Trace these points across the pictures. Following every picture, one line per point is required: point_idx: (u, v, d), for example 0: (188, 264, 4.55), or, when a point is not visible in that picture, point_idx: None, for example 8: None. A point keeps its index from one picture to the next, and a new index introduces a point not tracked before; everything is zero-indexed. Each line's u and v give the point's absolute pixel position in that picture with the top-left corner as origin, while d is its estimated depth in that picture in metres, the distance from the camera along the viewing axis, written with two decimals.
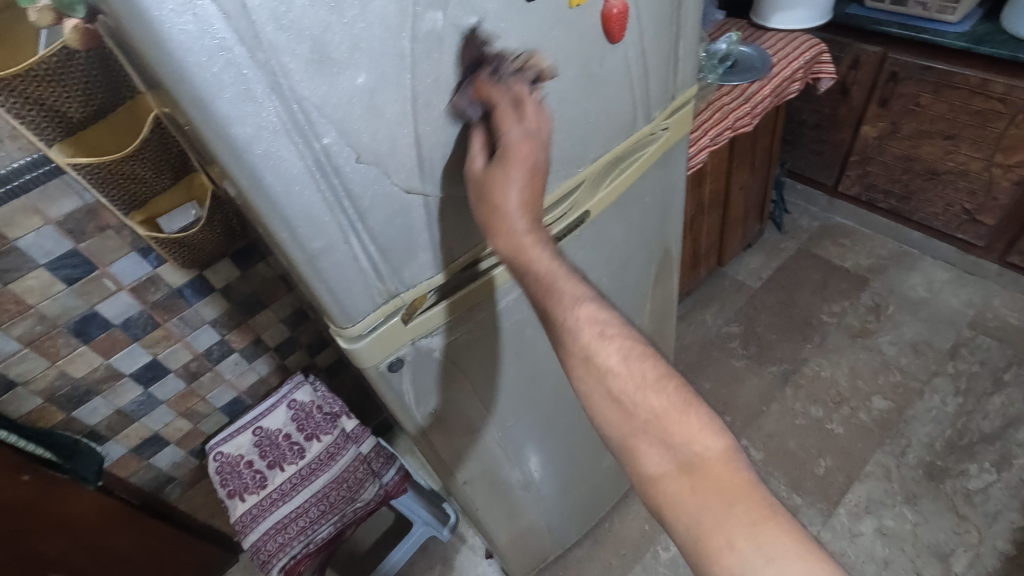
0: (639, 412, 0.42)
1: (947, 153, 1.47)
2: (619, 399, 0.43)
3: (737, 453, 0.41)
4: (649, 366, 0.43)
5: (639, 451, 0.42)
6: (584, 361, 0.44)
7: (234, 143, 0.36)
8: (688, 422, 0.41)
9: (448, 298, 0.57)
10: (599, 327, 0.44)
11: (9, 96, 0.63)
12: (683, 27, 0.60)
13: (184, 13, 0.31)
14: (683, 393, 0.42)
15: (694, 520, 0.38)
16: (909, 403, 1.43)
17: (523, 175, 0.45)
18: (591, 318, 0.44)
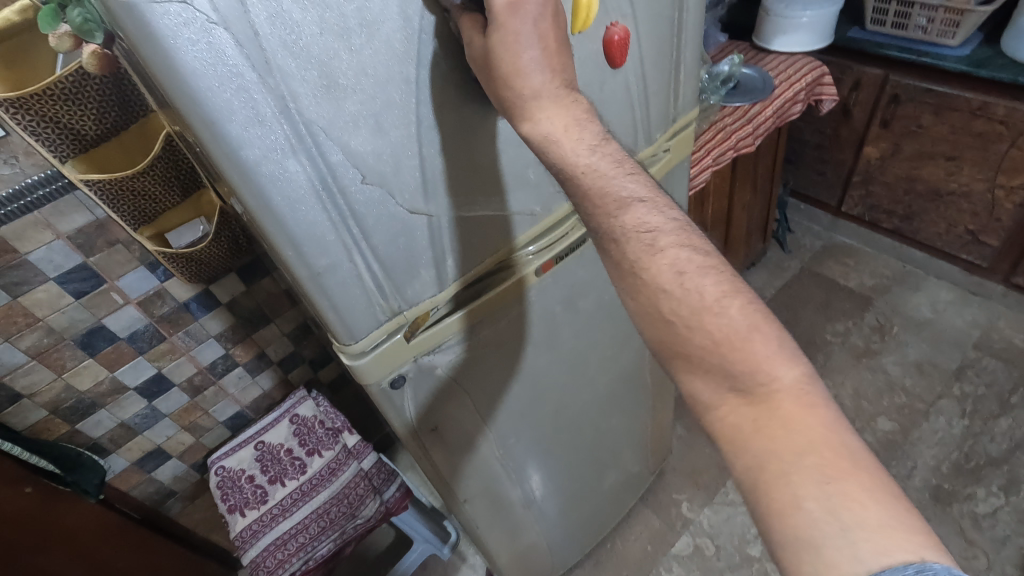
0: (695, 336, 0.37)
1: (949, 175, 1.47)
2: (671, 318, 0.38)
3: (810, 383, 0.36)
4: (711, 282, 0.38)
5: (697, 380, 0.38)
6: (634, 276, 0.40)
7: (243, 164, 0.37)
8: (756, 348, 0.36)
9: (451, 316, 0.58)
10: (650, 236, 0.40)
11: (26, 115, 0.65)
12: (683, 52, 0.61)
13: (199, 40, 0.32)
14: (753, 315, 0.37)
15: (761, 455, 0.34)
16: (914, 424, 1.42)
17: (531, 29, 0.39)
18: (640, 224, 0.40)
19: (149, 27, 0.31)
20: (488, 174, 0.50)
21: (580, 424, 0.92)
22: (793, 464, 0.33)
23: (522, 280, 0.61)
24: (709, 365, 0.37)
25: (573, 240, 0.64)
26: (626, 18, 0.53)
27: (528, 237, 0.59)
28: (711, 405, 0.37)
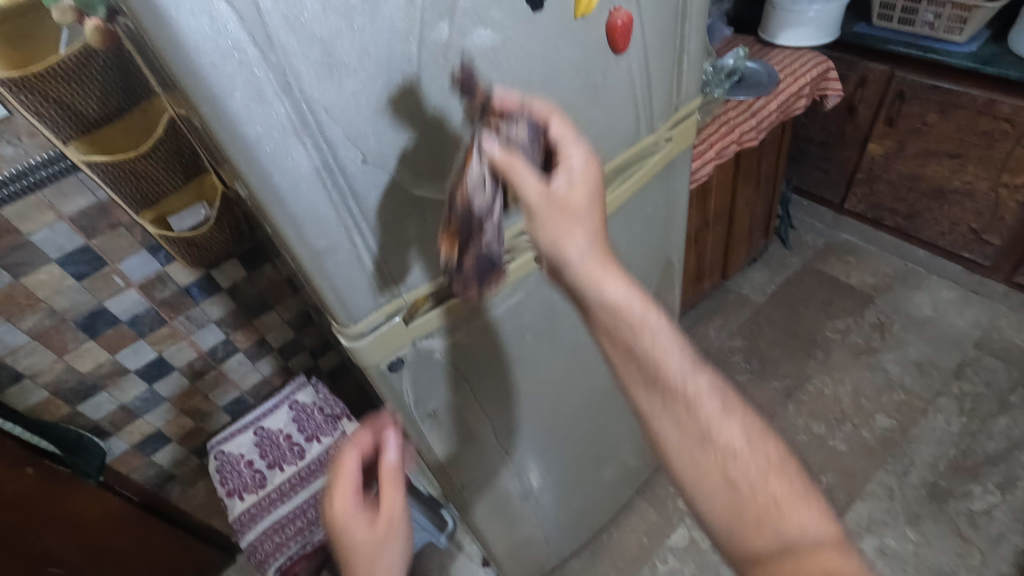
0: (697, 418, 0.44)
1: (954, 173, 1.47)
2: (688, 402, 0.45)
3: (792, 466, 0.44)
4: (705, 377, 0.46)
5: (698, 464, 0.44)
6: (640, 369, 0.46)
7: (244, 141, 0.37)
8: (734, 431, 0.44)
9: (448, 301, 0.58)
10: (658, 351, 0.46)
11: (28, 94, 0.65)
12: (687, 40, 0.61)
13: (200, 13, 0.32)
14: (751, 429, 0.44)
15: (762, 536, 0.41)
16: (912, 422, 1.42)
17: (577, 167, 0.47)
18: (661, 343, 0.46)
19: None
20: None
21: (579, 415, 0.92)
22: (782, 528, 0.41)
23: (520, 267, 0.61)
24: (706, 441, 0.44)
25: None
26: (629, 3, 0.52)
27: (527, 223, 0.59)
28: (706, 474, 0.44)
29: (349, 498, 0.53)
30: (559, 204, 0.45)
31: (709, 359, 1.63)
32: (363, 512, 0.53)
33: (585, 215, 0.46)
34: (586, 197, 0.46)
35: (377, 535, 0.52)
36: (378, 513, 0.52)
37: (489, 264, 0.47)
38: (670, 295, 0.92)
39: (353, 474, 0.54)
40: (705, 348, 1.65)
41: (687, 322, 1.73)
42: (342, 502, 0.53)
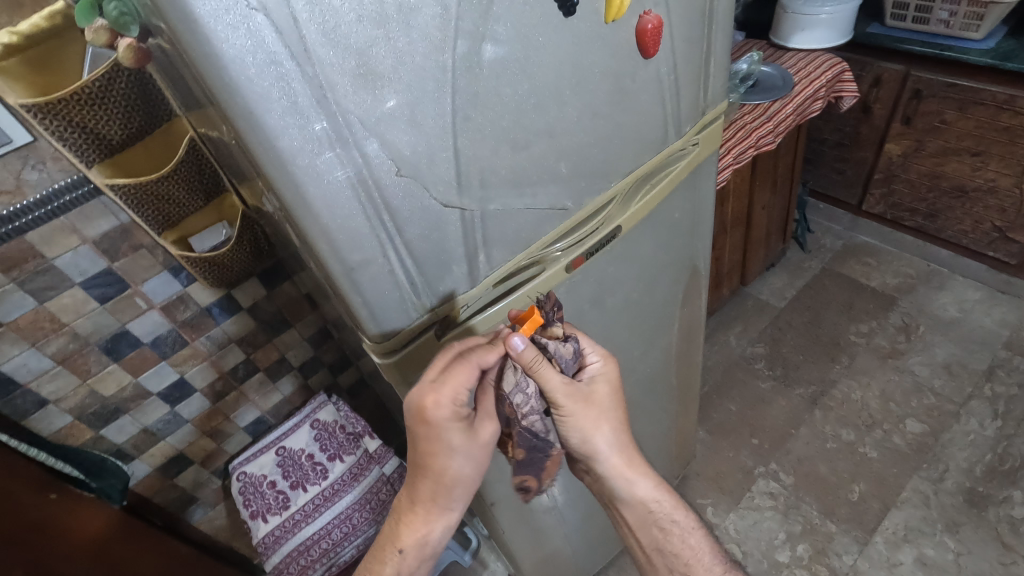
0: (673, 535, 0.66)
1: (975, 171, 1.45)
2: (664, 528, 0.66)
3: None
4: (676, 506, 0.67)
5: None
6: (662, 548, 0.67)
7: (281, 155, 0.36)
8: (700, 541, 0.67)
9: (477, 320, 0.56)
10: (654, 506, 0.66)
11: (52, 120, 0.65)
12: (714, 42, 0.60)
13: (238, 27, 0.31)
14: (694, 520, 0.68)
15: None
16: (945, 426, 1.39)
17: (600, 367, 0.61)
18: (652, 498, 0.66)
19: (189, 12, 0.30)
20: (525, 166, 0.50)
21: None
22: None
23: (556, 275, 0.60)
24: (678, 547, 0.66)
25: (601, 238, 0.63)
26: (659, 6, 0.52)
27: (563, 229, 0.58)
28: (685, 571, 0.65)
29: (443, 411, 0.52)
30: (586, 396, 0.60)
31: (730, 366, 1.60)
32: (465, 417, 0.54)
33: (606, 397, 0.61)
34: (607, 390, 0.61)
35: (475, 439, 0.55)
36: (480, 424, 0.55)
37: (542, 440, 0.61)
38: (696, 301, 0.90)
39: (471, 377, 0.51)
40: (726, 355, 1.63)
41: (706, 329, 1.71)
42: (443, 411, 0.52)
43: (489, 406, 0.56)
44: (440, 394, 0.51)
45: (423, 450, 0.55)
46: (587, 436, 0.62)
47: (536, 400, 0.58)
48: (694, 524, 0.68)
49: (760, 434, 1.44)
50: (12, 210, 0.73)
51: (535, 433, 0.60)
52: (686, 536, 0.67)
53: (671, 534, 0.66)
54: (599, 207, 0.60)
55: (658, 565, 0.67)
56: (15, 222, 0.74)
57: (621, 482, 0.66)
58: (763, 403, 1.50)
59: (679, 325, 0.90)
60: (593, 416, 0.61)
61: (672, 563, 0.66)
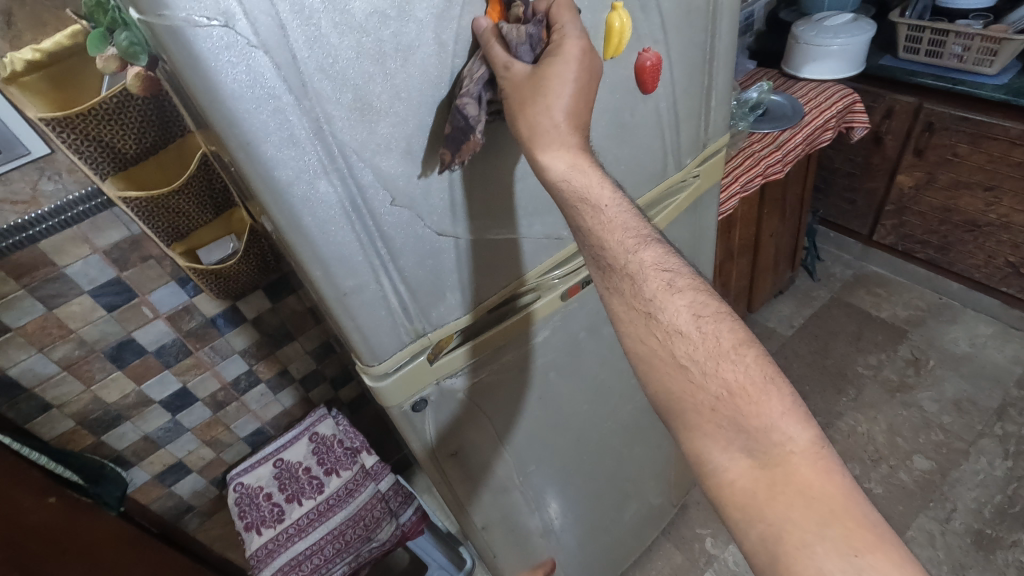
0: (709, 387, 0.38)
1: (987, 206, 1.43)
2: (684, 365, 0.40)
3: (826, 454, 0.36)
4: (726, 330, 0.40)
5: (706, 447, 0.38)
6: (650, 323, 0.41)
7: (276, 184, 0.37)
8: (772, 404, 0.37)
9: (470, 341, 0.57)
10: (668, 275, 0.42)
11: (70, 134, 0.67)
12: (716, 77, 0.61)
13: (238, 64, 0.32)
14: (767, 366, 0.38)
15: (781, 521, 0.34)
16: (953, 464, 1.36)
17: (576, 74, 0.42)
18: (658, 264, 0.42)
19: (191, 49, 0.31)
20: (522, 196, 0.51)
21: (603, 452, 0.90)
22: (784, 536, 0.34)
23: (551, 302, 0.61)
24: (711, 420, 0.38)
25: None
26: (658, 44, 0.53)
27: (559, 257, 0.59)
28: (720, 464, 0.37)
29: None
30: (537, 81, 0.40)
31: None
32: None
33: (566, 90, 0.41)
34: (574, 71, 0.41)
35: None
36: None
37: (467, 131, 0.41)
38: None
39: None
40: None
41: None
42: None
43: None
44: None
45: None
46: (537, 124, 0.41)
47: (482, 89, 0.41)
48: (715, 327, 0.40)
49: None
50: (26, 219, 0.75)
51: (465, 119, 0.40)
52: (727, 377, 0.38)
53: (701, 395, 0.39)
54: None
55: (656, 391, 0.41)
56: (28, 231, 0.76)
57: (612, 247, 0.43)
58: None
59: None
60: (554, 133, 0.41)
61: (715, 431, 0.38)
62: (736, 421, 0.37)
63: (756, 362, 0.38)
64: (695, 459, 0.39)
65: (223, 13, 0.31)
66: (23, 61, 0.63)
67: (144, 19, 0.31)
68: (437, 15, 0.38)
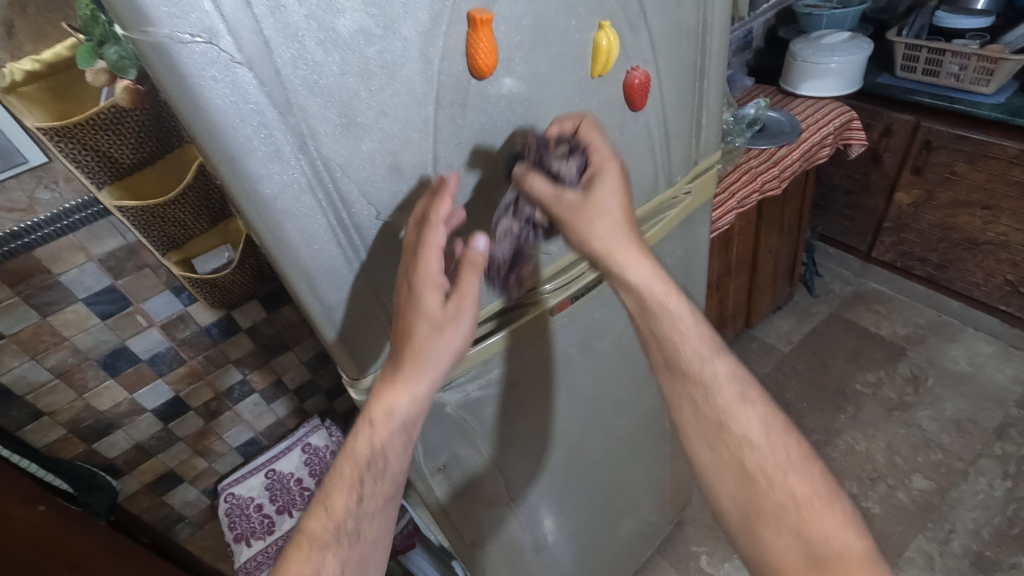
0: (774, 495, 0.44)
1: (986, 224, 1.43)
2: (752, 474, 0.45)
3: (882, 566, 0.41)
4: (794, 447, 0.46)
5: (765, 538, 0.43)
6: (720, 422, 0.48)
7: (261, 198, 0.37)
8: (832, 520, 0.42)
9: (505, 329, 0.59)
10: (740, 390, 0.49)
11: (68, 143, 0.67)
12: (706, 95, 0.61)
13: (222, 79, 0.33)
14: (827, 488, 0.44)
15: None
16: (952, 484, 1.34)
17: (616, 192, 0.50)
18: (732, 379, 0.49)
19: (176, 64, 0.31)
20: (510, 212, 0.51)
21: (597, 467, 0.90)
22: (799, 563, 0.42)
23: (539, 318, 0.61)
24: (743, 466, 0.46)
25: (589, 281, 0.63)
26: (647, 62, 0.53)
27: (546, 274, 0.60)
28: (779, 566, 0.42)
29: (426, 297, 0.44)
30: (585, 205, 0.49)
31: None
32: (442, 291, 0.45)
33: (614, 208, 0.50)
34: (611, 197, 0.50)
35: (448, 317, 0.46)
36: (460, 301, 0.46)
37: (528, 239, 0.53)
38: None
39: (437, 246, 0.43)
40: None
41: None
42: (423, 271, 0.43)
43: (471, 290, 0.46)
44: (418, 268, 0.43)
45: (398, 315, 0.45)
46: (590, 237, 0.50)
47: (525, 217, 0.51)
48: (771, 426, 0.47)
49: None
50: (22, 227, 0.76)
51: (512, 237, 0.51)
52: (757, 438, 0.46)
53: (765, 500, 0.44)
54: None
55: (720, 478, 0.47)
56: (24, 238, 0.76)
57: (677, 343, 0.51)
58: None
59: None
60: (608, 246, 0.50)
61: (775, 532, 0.43)
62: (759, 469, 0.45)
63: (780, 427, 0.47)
64: (753, 555, 0.44)
65: (207, 30, 0.31)
66: (23, 71, 0.64)
67: (128, 36, 0.31)
68: (423, 33, 0.38)
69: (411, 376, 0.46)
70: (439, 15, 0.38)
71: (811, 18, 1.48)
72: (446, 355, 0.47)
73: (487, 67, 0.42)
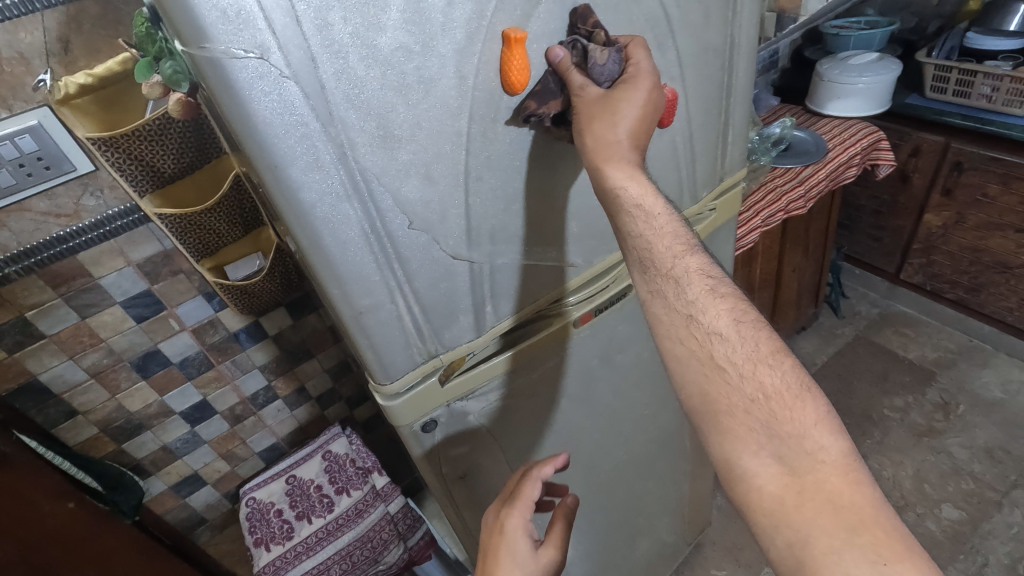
0: (745, 390, 0.39)
1: (1019, 248, 1.40)
2: None
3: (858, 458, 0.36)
4: (765, 340, 0.40)
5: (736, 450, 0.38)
6: None
7: (300, 205, 0.39)
8: (806, 411, 0.38)
9: (511, 350, 0.58)
10: None
11: (113, 152, 0.71)
12: (733, 112, 0.62)
13: (270, 92, 0.35)
14: (803, 375, 0.39)
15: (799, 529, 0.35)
16: (984, 515, 1.30)
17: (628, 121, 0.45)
18: None
19: (229, 77, 0.33)
20: (541, 224, 0.52)
21: (617, 482, 0.89)
22: (809, 548, 0.34)
23: (561, 329, 0.61)
24: (744, 424, 0.38)
25: (612, 295, 0.64)
26: (674, 80, 0.54)
27: (573, 285, 0.60)
28: (749, 475, 0.38)
29: (519, 521, 0.54)
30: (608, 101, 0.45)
31: None
32: (530, 536, 0.54)
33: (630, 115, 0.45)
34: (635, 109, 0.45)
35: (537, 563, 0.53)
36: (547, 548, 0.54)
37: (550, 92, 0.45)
38: None
39: (533, 501, 0.56)
40: None
41: None
42: (515, 515, 0.54)
43: (556, 536, 0.55)
44: (517, 516, 0.54)
45: (487, 563, 0.53)
46: (602, 138, 0.45)
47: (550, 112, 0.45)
48: None
49: None
50: (67, 232, 0.79)
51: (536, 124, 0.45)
52: None
53: (735, 396, 0.39)
54: (612, 265, 0.62)
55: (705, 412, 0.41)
56: (68, 242, 0.79)
57: None
58: None
59: None
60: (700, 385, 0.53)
61: (744, 435, 0.38)
62: (771, 426, 0.38)
63: (792, 370, 0.39)
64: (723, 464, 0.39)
65: (259, 46, 0.33)
66: (76, 84, 0.68)
67: (186, 50, 0.33)
68: (458, 50, 0.40)
69: None
70: (475, 33, 0.40)
71: (838, 38, 1.48)
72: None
73: (520, 83, 0.43)
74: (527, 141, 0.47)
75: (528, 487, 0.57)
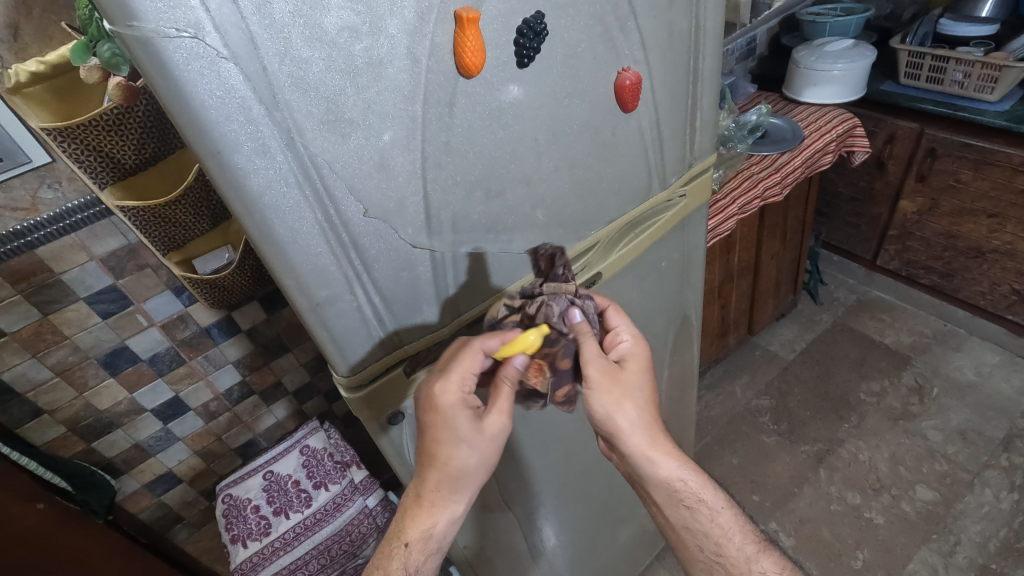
0: None
1: (991, 232, 1.42)
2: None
3: None
4: None
5: None
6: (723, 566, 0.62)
7: (248, 193, 0.37)
8: None
9: None
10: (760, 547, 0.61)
11: (71, 142, 0.67)
12: (700, 97, 0.62)
13: (208, 74, 0.33)
14: None
15: None
16: (957, 496, 1.32)
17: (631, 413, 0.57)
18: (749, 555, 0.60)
19: (162, 57, 0.32)
20: (503, 212, 0.51)
21: (597, 470, 0.89)
22: None
23: None
24: None
25: (583, 282, 0.63)
26: (639, 64, 0.53)
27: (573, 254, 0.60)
28: None
29: (461, 398, 0.51)
30: (618, 375, 0.56)
31: (735, 418, 1.55)
32: (472, 408, 0.52)
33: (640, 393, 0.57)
34: (641, 375, 0.58)
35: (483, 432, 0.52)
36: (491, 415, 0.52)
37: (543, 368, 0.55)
38: (687, 353, 0.90)
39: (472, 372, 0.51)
40: (731, 406, 1.58)
41: (713, 378, 1.67)
42: (450, 392, 0.51)
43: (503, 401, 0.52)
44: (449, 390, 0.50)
45: (427, 441, 0.52)
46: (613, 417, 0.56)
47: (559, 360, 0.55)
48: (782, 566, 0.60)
49: (761, 491, 1.39)
50: (25, 226, 0.77)
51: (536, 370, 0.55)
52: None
53: None
54: (580, 252, 0.61)
55: None
56: (26, 236, 0.77)
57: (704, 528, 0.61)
58: (767, 458, 1.45)
59: (669, 374, 0.89)
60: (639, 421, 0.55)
61: None
62: None
63: None
64: None
65: (193, 25, 0.32)
66: (28, 72, 0.65)
67: (115, 31, 0.32)
68: (409, 31, 0.39)
69: (452, 492, 0.54)
70: (426, 13, 0.39)
71: (814, 25, 1.47)
72: (480, 473, 0.54)
73: (475, 65, 0.42)
74: (485, 125, 0.46)
75: (466, 359, 0.51)
